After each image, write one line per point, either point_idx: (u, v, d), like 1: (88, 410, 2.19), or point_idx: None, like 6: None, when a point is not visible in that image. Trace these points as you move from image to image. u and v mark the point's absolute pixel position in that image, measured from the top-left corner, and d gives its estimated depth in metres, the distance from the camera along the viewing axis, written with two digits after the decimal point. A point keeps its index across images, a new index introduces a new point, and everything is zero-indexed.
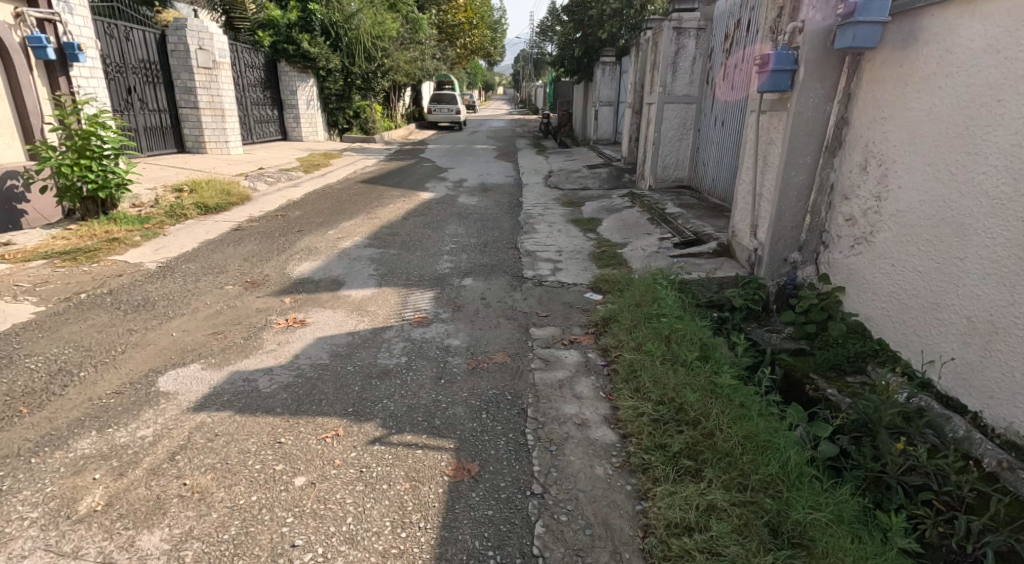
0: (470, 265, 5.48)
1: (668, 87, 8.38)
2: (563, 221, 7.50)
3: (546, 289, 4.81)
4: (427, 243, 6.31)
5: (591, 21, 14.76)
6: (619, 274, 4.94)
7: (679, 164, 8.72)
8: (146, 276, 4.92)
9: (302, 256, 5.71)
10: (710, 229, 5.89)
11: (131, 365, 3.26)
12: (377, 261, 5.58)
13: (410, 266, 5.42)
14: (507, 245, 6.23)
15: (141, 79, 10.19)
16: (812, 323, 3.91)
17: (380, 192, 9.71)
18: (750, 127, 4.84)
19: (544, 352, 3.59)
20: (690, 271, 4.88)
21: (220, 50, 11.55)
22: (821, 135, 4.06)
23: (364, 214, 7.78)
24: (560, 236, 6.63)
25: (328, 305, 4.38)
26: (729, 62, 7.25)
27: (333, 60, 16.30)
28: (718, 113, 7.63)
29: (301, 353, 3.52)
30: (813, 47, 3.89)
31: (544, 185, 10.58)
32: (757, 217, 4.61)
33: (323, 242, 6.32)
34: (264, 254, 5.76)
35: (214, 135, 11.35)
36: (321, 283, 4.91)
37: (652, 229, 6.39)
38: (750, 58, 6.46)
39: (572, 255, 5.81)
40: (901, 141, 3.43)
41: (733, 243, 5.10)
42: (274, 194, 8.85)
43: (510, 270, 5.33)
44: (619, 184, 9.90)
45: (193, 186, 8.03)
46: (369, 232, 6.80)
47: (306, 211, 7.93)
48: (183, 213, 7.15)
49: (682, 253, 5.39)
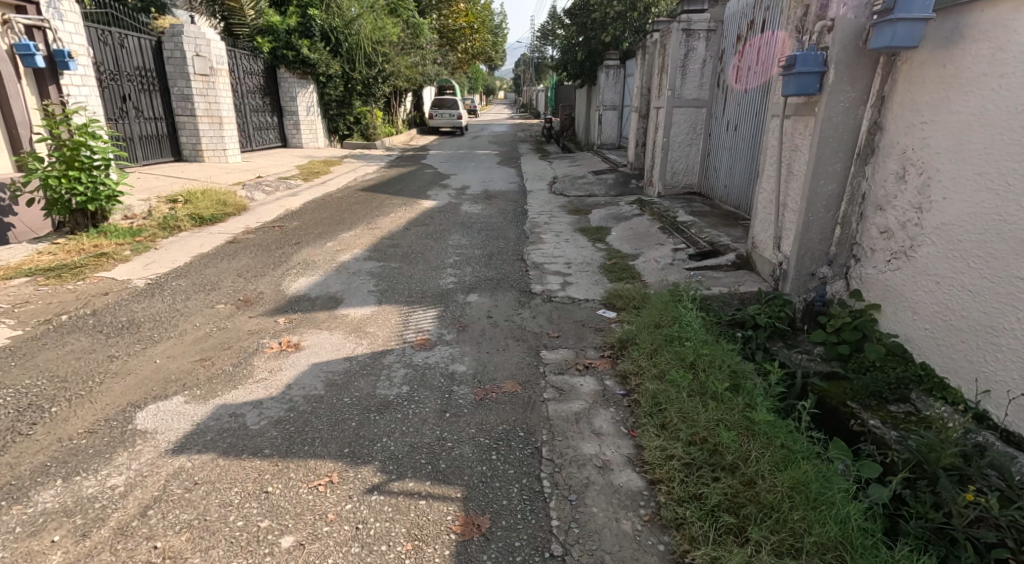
0: (475, 279, 5.21)
1: (677, 91, 8.11)
2: (571, 230, 7.24)
3: (555, 306, 4.54)
4: (430, 255, 6.05)
5: (594, 24, 14.46)
6: (633, 289, 4.67)
7: (688, 169, 8.45)
8: (133, 294, 4.65)
9: (299, 271, 5.45)
10: (726, 239, 5.61)
11: (108, 398, 2.99)
12: (378, 276, 5.31)
13: (412, 281, 5.16)
14: (513, 257, 5.96)
15: (136, 86, 9.96)
16: (843, 344, 3.64)
17: (381, 200, 9.45)
18: (771, 133, 4.56)
19: (557, 379, 3.32)
20: (709, 285, 4.60)
21: (218, 56, 11.33)
22: (852, 141, 3.78)
23: (364, 224, 7.52)
24: (568, 247, 6.35)
25: (325, 326, 4.11)
26: (742, 64, 6.99)
27: (333, 66, 16.08)
28: (730, 117, 7.36)
29: (294, 382, 3.24)
30: (843, 47, 3.62)
31: (549, 192, 10.31)
32: (781, 228, 4.33)
33: (321, 255, 6.06)
34: (259, 269, 5.50)
35: (212, 143, 11.12)
36: (318, 300, 4.64)
37: (664, 239, 6.12)
38: (767, 60, 6.19)
39: (582, 268, 5.54)
40: (944, 148, 3.15)
41: (754, 255, 4.83)
42: (272, 203, 8.61)
43: (517, 284, 5.06)
44: (626, 190, 9.63)
45: (188, 197, 7.78)
46: (369, 244, 6.53)
47: (305, 221, 7.68)
48: (176, 225, 6.90)
49: (699, 265, 5.13)
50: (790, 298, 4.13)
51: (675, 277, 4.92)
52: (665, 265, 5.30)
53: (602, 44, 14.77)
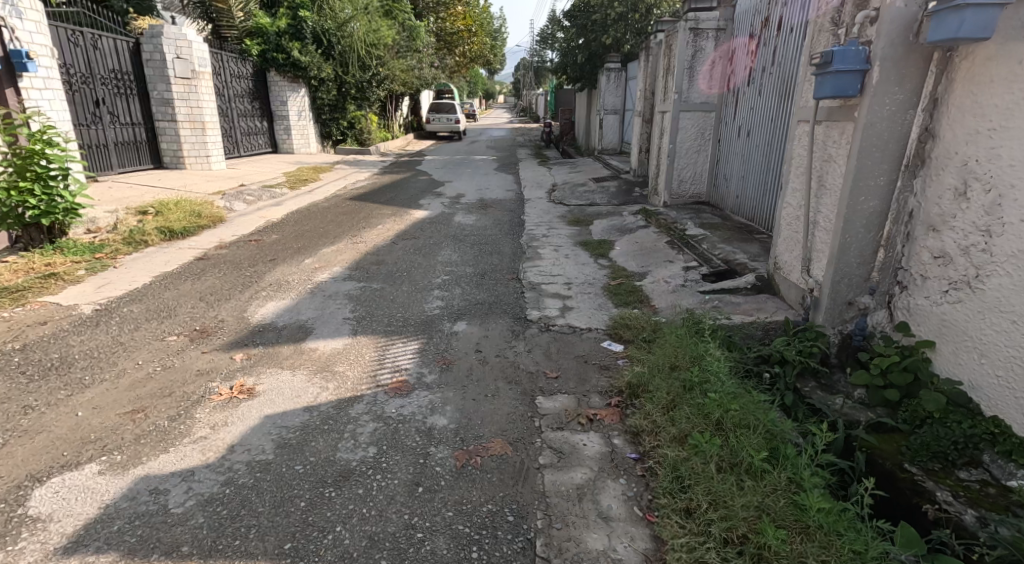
0: (464, 304, 4.67)
1: (684, 94, 7.61)
2: (571, 243, 6.71)
3: (554, 338, 4.00)
4: (417, 274, 5.51)
5: (595, 26, 14.13)
6: (642, 318, 4.13)
7: (696, 178, 7.92)
8: (75, 324, 4.10)
9: (270, 294, 4.91)
10: (743, 257, 5.08)
11: (2, 469, 2.45)
12: (356, 300, 4.77)
13: (394, 306, 4.62)
14: (508, 276, 5.41)
15: (111, 90, 9.43)
16: (890, 388, 3.08)
17: (370, 210, 8.92)
18: (797, 139, 4.01)
19: (555, 438, 2.77)
20: (728, 313, 4.05)
21: (200, 58, 10.81)
22: (897, 150, 3.24)
23: (348, 238, 6.98)
24: (568, 264, 5.81)
25: (288, 364, 3.56)
26: (756, 65, 6.49)
27: (325, 69, 15.54)
28: (743, 122, 6.85)
29: (238, 442, 2.69)
30: (890, 41, 3.08)
31: (548, 200, 9.78)
32: (810, 250, 3.78)
33: (296, 274, 5.52)
34: (226, 292, 4.96)
35: (193, 150, 10.62)
36: (284, 331, 4.10)
37: (674, 256, 5.58)
38: (787, 60, 5.70)
39: (584, 289, 4.99)
40: (1021, 160, 2.62)
41: (777, 277, 4.28)
42: (252, 214, 8.09)
43: (511, 310, 4.52)
44: (630, 199, 9.09)
45: (160, 208, 7.25)
46: (352, 260, 5.98)
47: (285, 235, 7.16)
48: (142, 240, 6.35)
49: (712, 288, 4.60)
50: (824, 329, 3.57)
51: (689, 303, 4.38)
52: (677, 287, 4.76)
53: (603, 46, 14.29)
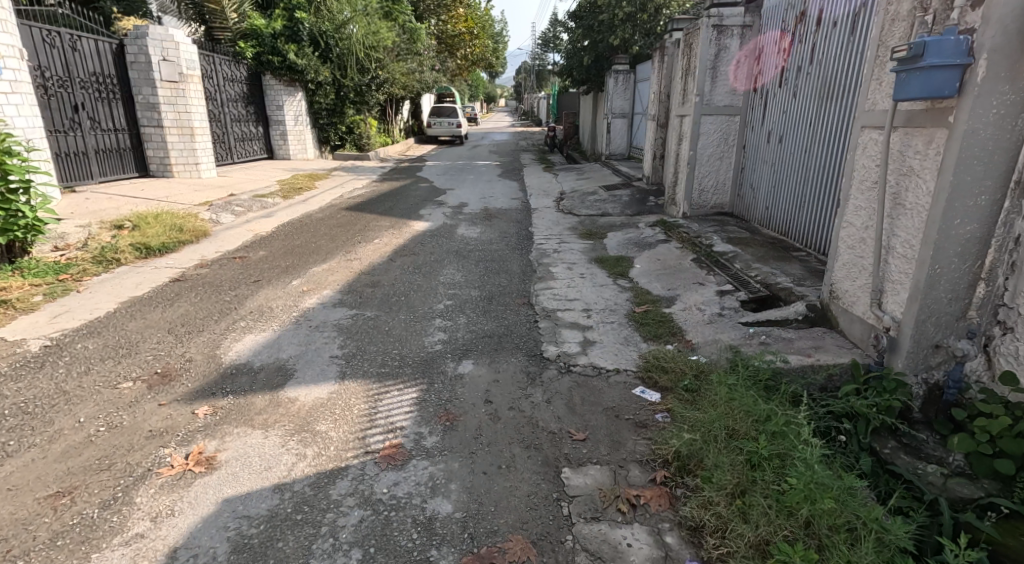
0: (469, 338, 4.08)
1: (706, 96, 7.00)
2: (586, 260, 6.10)
3: (576, 383, 3.39)
4: (416, 299, 4.92)
5: (602, 26, 13.68)
6: (679, 360, 3.52)
7: (719, 187, 7.32)
8: (15, 366, 3.51)
9: (248, 325, 4.32)
10: (785, 280, 4.48)
11: None
12: (347, 332, 4.18)
13: (389, 341, 4.02)
14: (518, 302, 4.82)
15: (92, 94, 8.87)
16: (1002, 458, 2.48)
17: (367, 221, 8.34)
18: (862, 147, 3.41)
19: (589, 535, 2.20)
20: (782, 352, 3.44)
21: (189, 60, 10.26)
22: (1004, 163, 2.65)
23: (340, 254, 6.39)
24: (584, 285, 5.21)
25: (260, 421, 2.96)
26: (791, 62, 5.90)
27: (323, 72, 14.99)
28: (774, 127, 6.29)
29: (183, 544, 2.14)
30: (1001, 29, 2.49)
31: (556, 210, 9.19)
32: (882, 281, 3.16)
33: (281, 299, 4.93)
34: (199, 322, 4.37)
35: (182, 157, 10.09)
36: (260, 373, 3.51)
37: (704, 278, 4.98)
38: (831, 56, 5.11)
39: (605, 318, 4.39)
40: None
41: (835, 309, 3.66)
42: (239, 228, 7.52)
43: (524, 346, 3.93)
44: (644, 209, 8.51)
45: (137, 222, 6.68)
46: (344, 282, 5.40)
47: (273, 251, 6.57)
48: (114, 258, 5.78)
49: (756, 319, 4.00)
50: (903, 376, 2.95)
51: (731, 339, 3.76)
52: (714, 318, 4.15)
53: (610, 47, 13.84)
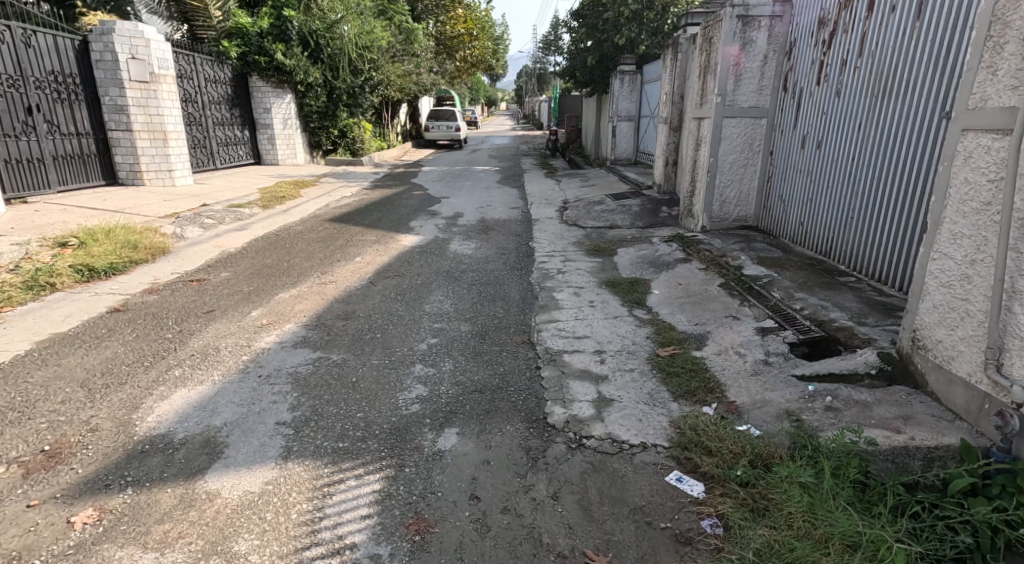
0: (454, 395, 3.26)
1: (730, 96, 6.18)
2: (595, 284, 5.29)
3: (592, 467, 2.60)
4: (395, 337, 4.11)
5: (606, 25, 12.96)
6: (726, 433, 2.70)
7: (742, 197, 6.52)
8: None
9: (184, 374, 3.53)
10: (841, 317, 3.67)
11: None
12: (303, 386, 3.36)
13: (354, 399, 3.21)
14: (515, 341, 4.01)
15: (48, 95, 8.11)
16: None
17: (351, 234, 7.57)
18: (969, 154, 2.61)
19: None
20: (861, 426, 2.63)
21: (162, 60, 9.51)
22: None
23: (314, 277, 5.60)
24: (594, 318, 4.41)
25: (160, 537, 2.18)
26: (833, 56, 5.08)
27: (312, 73, 14.09)
28: (809, 130, 5.50)
29: None
30: None
31: (560, 220, 8.39)
32: (1004, 336, 2.36)
33: (233, 336, 4.14)
34: (125, 370, 3.57)
35: (153, 163, 9.38)
36: (178, 451, 2.69)
37: (738, 311, 4.18)
38: (891, 49, 4.31)
39: (622, 365, 3.58)
40: None
41: (922, 362, 2.85)
42: (204, 243, 6.74)
43: (523, 406, 3.12)
44: (657, 221, 7.72)
45: (84, 239, 5.89)
46: (313, 313, 4.60)
47: (238, 271, 5.79)
48: (48, 282, 4.99)
49: (811, 373, 3.14)
50: None
51: (787, 400, 2.94)
52: (760, 368, 3.33)
53: (615, 47, 13.15)
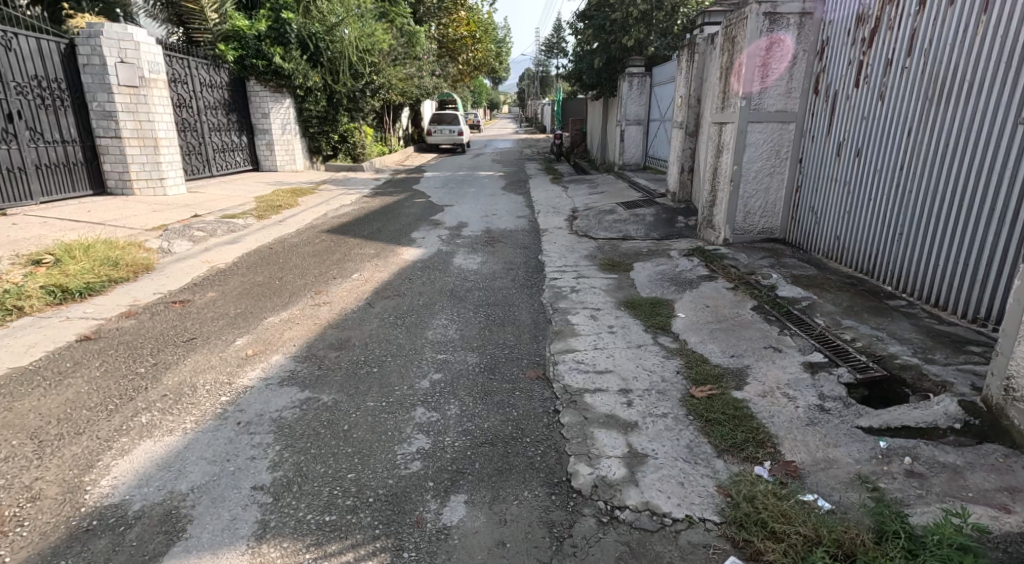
0: (461, 449, 2.80)
1: (756, 99, 5.71)
2: (614, 306, 4.82)
3: (631, 553, 2.17)
4: (393, 371, 3.64)
5: (614, 26, 12.52)
6: (790, 507, 2.25)
7: (768, 208, 6.07)
8: None
9: (152, 419, 3.07)
10: (903, 354, 3.21)
11: None
12: (287, 436, 2.91)
13: (346, 455, 2.75)
14: (528, 376, 3.56)
15: (31, 101, 7.71)
16: None
17: (350, 246, 7.14)
18: None
19: None
20: (956, 504, 2.18)
21: (152, 63, 9.08)
22: None
23: (308, 297, 5.16)
24: (616, 347, 3.95)
25: None
26: (875, 54, 4.61)
27: (312, 77, 13.71)
28: (845, 136, 5.03)
29: None
30: None
31: (570, 231, 7.94)
32: None
33: (214, 370, 3.69)
34: (87, 415, 3.12)
35: (144, 171, 8.97)
36: (131, 530, 2.27)
37: (779, 341, 3.72)
38: (951, 46, 3.85)
39: (653, 408, 3.12)
40: None
41: (1020, 419, 2.39)
42: (191, 258, 6.30)
43: (541, 464, 2.67)
44: (673, 232, 7.27)
45: (60, 255, 5.47)
46: (303, 341, 4.16)
47: (226, 290, 5.35)
48: (15, 306, 4.57)
49: (882, 426, 2.66)
50: None
51: (857, 460, 2.48)
52: (816, 416, 2.86)
53: (623, 48, 12.69)
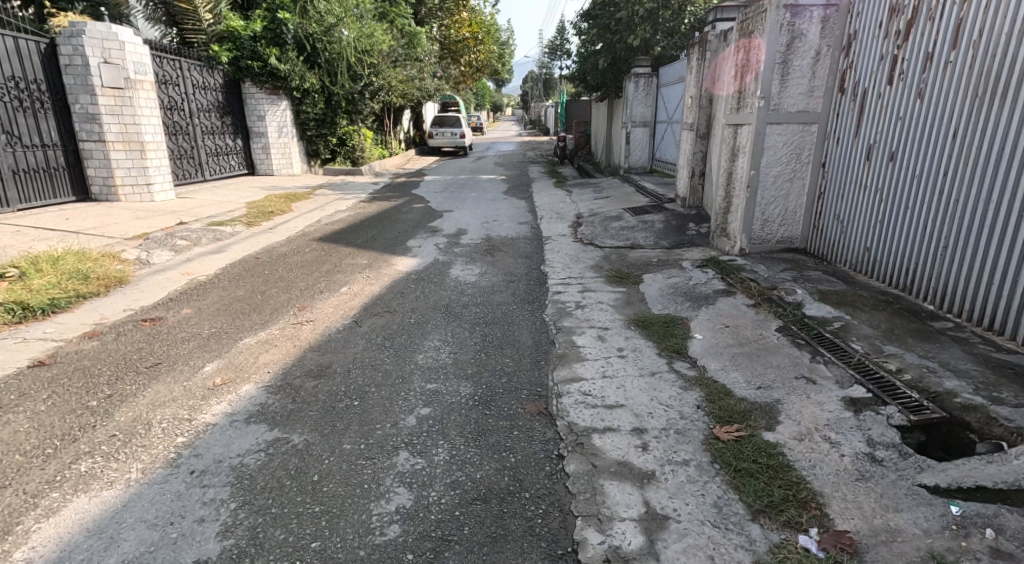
0: (447, 508, 2.38)
1: (775, 98, 5.27)
2: (623, 325, 4.38)
3: None
4: (375, 406, 3.21)
5: (619, 25, 12.07)
6: None
7: (788, 215, 5.63)
8: None
9: (87, 469, 2.64)
10: (962, 392, 2.80)
11: None
12: (245, 490, 2.49)
13: (312, 515, 2.34)
14: (528, 411, 3.13)
15: (8, 103, 7.34)
16: None
17: (341, 256, 6.73)
18: None
19: None
20: None
21: (139, 64, 8.69)
22: None
23: (291, 314, 4.74)
24: (627, 374, 3.53)
25: None
26: (912, 47, 4.17)
27: (309, 79, 13.29)
28: (877, 138, 4.59)
29: None
30: None
31: (574, 238, 7.50)
32: None
33: (174, 403, 3.27)
34: (17, 463, 2.69)
35: (129, 176, 8.57)
36: None
37: (813, 370, 3.29)
38: (1006, 37, 3.42)
39: (672, 453, 2.69)
40: None
41: None
42: (170, 270, 5.90)
43: (539, 530, 2.26)
44: (684, 239, 6.84)
45: (25, 268, 5.08)
46: (278, 367, 3.73)
47: (203, 306, 4.95)
48: None
49: (951, 486, 2.29)
50: None
51: (927, 532, 2.11)
52: (867, 468, 2.44)
53: (628, 48, 12.29)
